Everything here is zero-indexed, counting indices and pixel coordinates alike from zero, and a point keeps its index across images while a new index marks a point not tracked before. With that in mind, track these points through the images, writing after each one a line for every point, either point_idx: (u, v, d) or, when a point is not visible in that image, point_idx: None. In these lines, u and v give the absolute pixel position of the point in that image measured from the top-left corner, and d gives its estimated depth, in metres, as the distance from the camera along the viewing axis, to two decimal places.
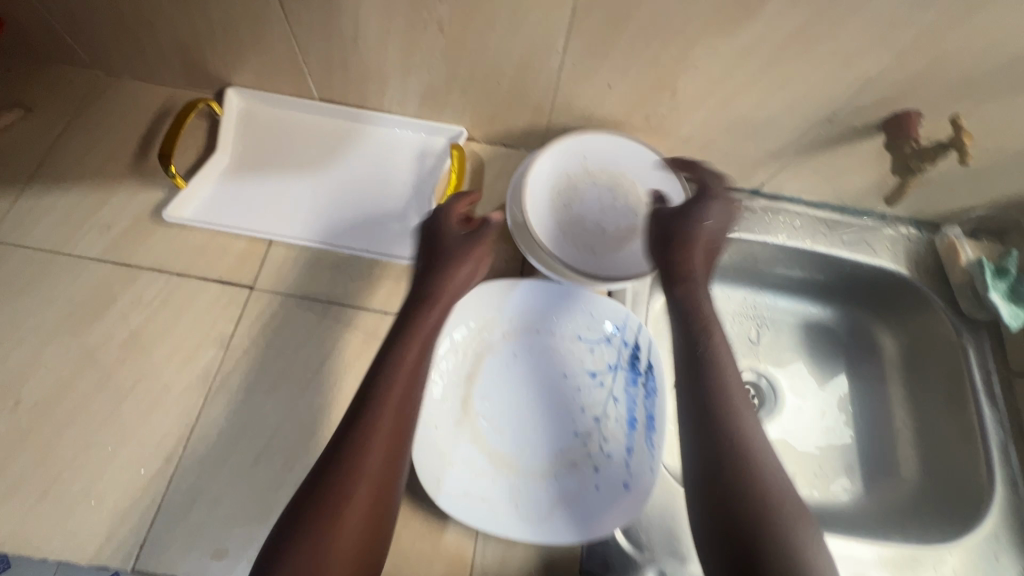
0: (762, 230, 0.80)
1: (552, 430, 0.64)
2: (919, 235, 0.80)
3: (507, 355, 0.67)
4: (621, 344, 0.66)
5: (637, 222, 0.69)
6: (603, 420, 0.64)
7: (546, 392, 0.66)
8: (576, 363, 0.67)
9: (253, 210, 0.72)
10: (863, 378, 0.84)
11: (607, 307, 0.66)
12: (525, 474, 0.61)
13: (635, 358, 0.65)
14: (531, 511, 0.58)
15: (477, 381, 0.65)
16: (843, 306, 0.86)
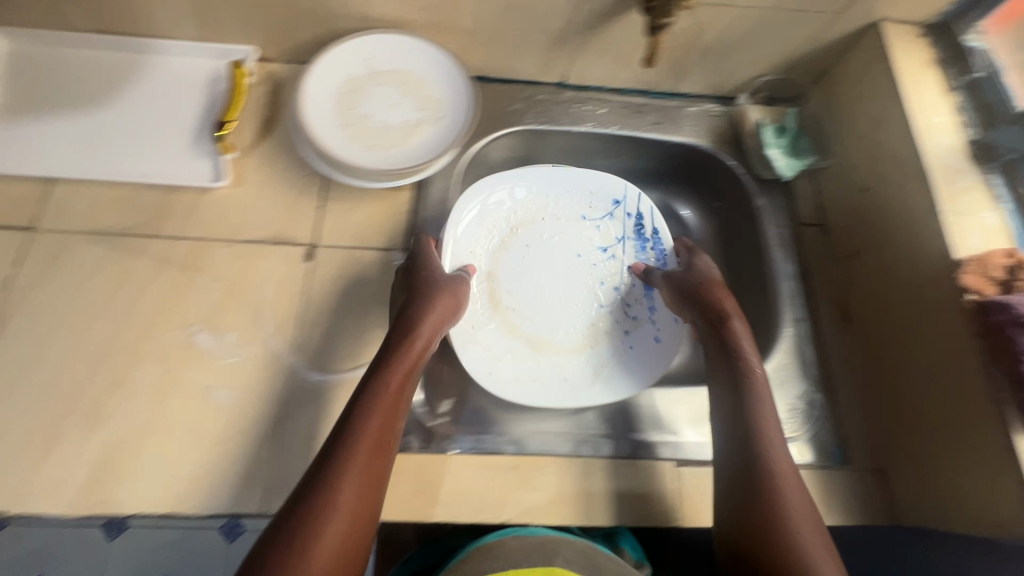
0: (568, 120, 0.82)
1: (583, 300, 0.77)
2: (720, 110, 0.84)
3: (520, 245, 0.78)
4: (624, 215, 0.81)
5: (426, 115, 0.69)
6: (622, 289, 0.78)
7: (569, 268, 0.78)
8: (587, 243, 0.80)
9: (22, 149, 0.68)
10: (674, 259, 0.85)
11: (608, 182, 0.80)
12: (564, 354, 0.73)
13: (640, 226, 0.80)
14: (579, 380, 0.71)
15: (499, 278, 0.76)
16: (666, 191, 0.89)
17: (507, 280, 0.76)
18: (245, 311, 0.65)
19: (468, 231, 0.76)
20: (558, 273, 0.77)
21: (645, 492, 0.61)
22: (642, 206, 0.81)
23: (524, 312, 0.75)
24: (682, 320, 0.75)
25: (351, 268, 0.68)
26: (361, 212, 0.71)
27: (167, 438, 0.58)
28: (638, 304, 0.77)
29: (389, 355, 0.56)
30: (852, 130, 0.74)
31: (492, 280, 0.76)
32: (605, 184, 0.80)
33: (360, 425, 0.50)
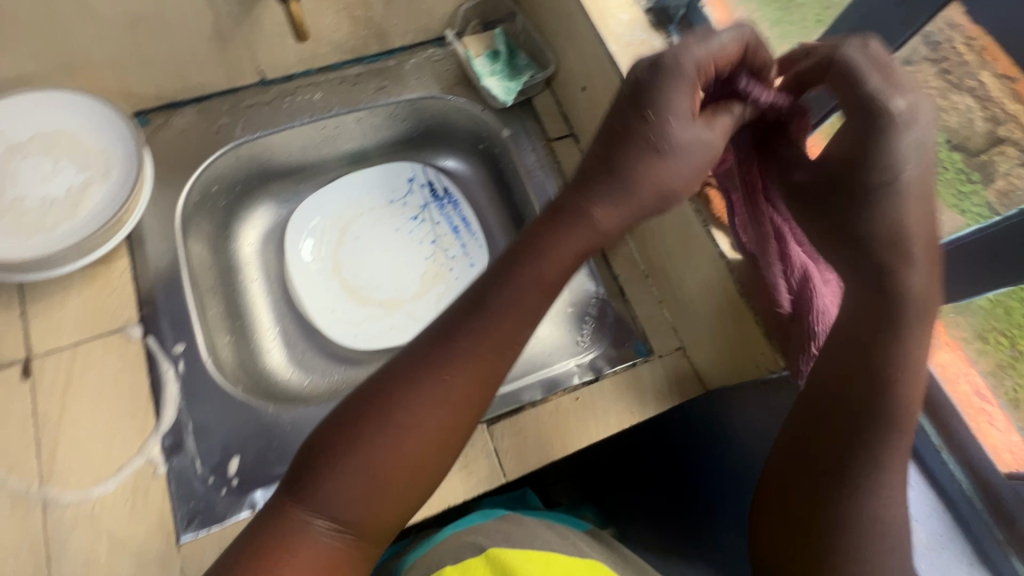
0: (284, 116, 0.75)
1: (408, 264, 0.82)
2: (441, 53, 0.80)
3: (350, 241, 0.81)
4: (420, 186, 0.85)
5: (91, 174, 0.62)
6: (436, 239, 0.83)
7: (390, 241, 0.82)
8: (399, 216, 0.84)
9: None
10: (445, 225, 0.84)
11: (397, 167, 0.85)
12: (407, 304, 0.79)
13: (433, 189, 0.85)
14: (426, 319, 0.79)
15: (342, 269, 0.80)
16: (425, 154, 0.87)
17: (349, 270, 0.80)
18: None
19: (295, 255, 0.79)
20: (377, 252, 0.82)
21: (464, 464, 0.60)
22: (430, 173, 0.86)
23: (369, 287, 0.79)
24: (478, 261, 0.82)
25: (78, 367, 0.60)
26: (70, 302, 0.62)
27: None
28: (453, 245, 0.83)
29: (542, 239, 0.44)
30: (557, 32, 0.72)
31: (340, 275, 0.80)
32: (394, 172, 0.85)
33: (453, 350, 0.43)
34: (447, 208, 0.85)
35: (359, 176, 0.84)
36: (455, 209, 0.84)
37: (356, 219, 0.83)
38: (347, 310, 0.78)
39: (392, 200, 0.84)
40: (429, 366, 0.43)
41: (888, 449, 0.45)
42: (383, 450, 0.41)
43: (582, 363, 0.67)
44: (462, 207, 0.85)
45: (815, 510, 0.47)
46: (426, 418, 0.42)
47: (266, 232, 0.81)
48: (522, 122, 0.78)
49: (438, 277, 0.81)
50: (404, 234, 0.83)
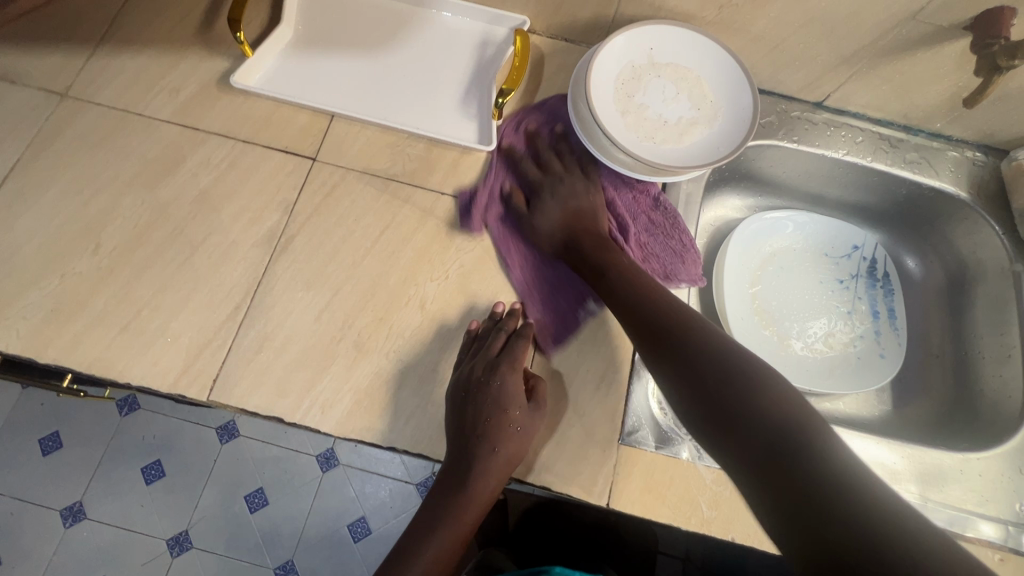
0: (822, 142, 0.78)
1: (819, 318, 0.83)
2: (985, 160, 0.78)
3: (775, 267, 0.85)
4: (861, 258, 0.86)
5: (700, 116, 0.68)
6: (852, 312, 0.83)
7: (811, 289, 0.85)
8: (828, 273, 0.86)
9: (311, 88, 0.72)
10: (867, 305, 0.84)
11: (851, 230, 0.86)
12: (802, 350, 0.81)
13: (873, 268, 0.85)
14: (816, 374, 0.80)
15: (761, 287, 0.84)
16: (882, 232, 0.87)
17: (764, 291, 0.84)
18: (497, 281, 0.66)
19: (735, 251, 0.84)
20: (796, 292, 0.84)
21: None
22: (879, 253, 0.86)
23: (777, 316, 0.83)
24: (889, 355, 0.81)
25: None
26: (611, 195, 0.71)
27: (422, 382, 0.61)
28: (865, 325, 0.83)
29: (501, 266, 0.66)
30: None
31: (756, 289, 0.84)
32: (846, 232, 0.86)
33: (483, 460, 0.57)
34: (875, 293, 0.84)
35: (812, 219, 0.87)
36: (887, 299, 0.84)
37: (791, 253, 0.86)
38: (753, 324, 0.81)
39: (826, 254, 0.86)
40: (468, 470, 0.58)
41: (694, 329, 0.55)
42: (428, 552, 0.57)
43: (1014, 528, 0.62)
44: (893, 300, 0.84)
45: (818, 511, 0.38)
46: (475, 501, 0.58)
47: (719, 218, 0.87)
48: None
49: (838, 344, 0.82)
50: (825, 292, 0.85)
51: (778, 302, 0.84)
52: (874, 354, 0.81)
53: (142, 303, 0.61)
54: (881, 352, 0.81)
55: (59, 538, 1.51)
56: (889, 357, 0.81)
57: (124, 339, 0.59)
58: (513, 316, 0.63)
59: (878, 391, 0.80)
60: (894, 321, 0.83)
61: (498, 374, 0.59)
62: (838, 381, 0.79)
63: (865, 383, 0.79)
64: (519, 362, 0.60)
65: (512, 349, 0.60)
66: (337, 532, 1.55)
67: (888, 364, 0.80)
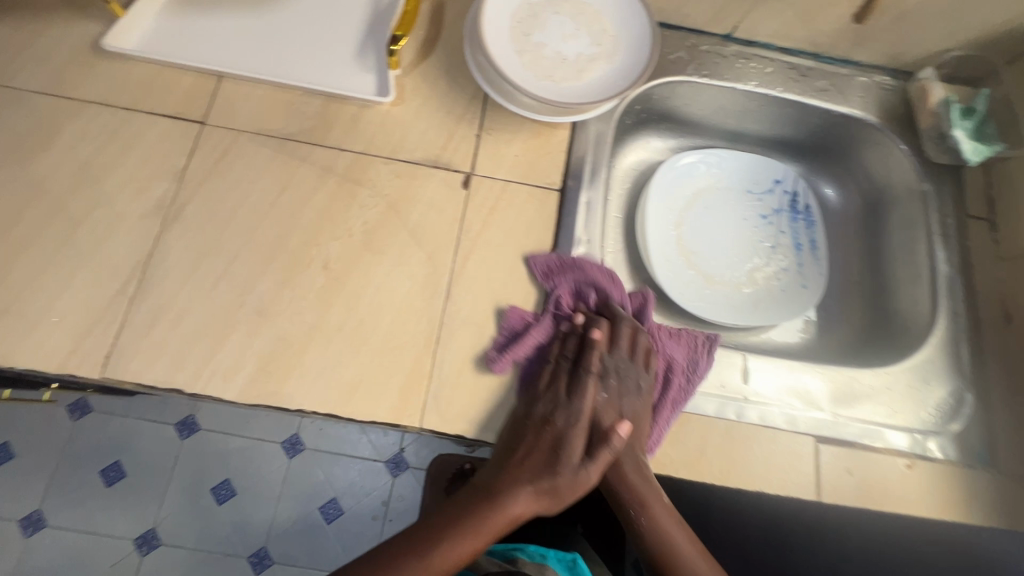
0: (732, 74, 0.78)
1: (743, 254, 0.84)
2: (892, 84, 0.79)
3: (698, 207, 0.85)
4: (782, 192, 0.86)
5: (601, 51, 0.66)
6: (776, 246, 0.84)
7: (734, 227, 0.85)
8: (751, 210, 0.86)
9: (193, 47, 0.68)
10: (790, 238, 0.85)
11: (771, 165, 0.87)
12: (727, 287, 0.82)
13: (795, 201, 0.86)
14: (742, 310, 0.81)
15: (685, 229, 0.84)
16: (801, 164, 0.88)
17: (688, 232, 0.84)
18: (404, 235, 0.64)
19: (656, 194, 0.83)
20: (719, 231, 0.85)
21: (787, 461, 0.61)
22: (799, 186, 0.87)
23: (702, 256, 0.83)
24: (811, 284, 0.82)
25: (508, 198, 0.67)
26: (519, 141, 0.69)
27: (330, 343, 0.59)
28: (788, 258, 0.84)
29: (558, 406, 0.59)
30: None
31: (680, 231, 0.84)
32: (766, 167, 0.87)
33: (505, 505, 0.56)
34: (797, 226, 0.85)
35: (732, 157, 0.87)
36: (809, 230, 0.85)
37: (713, 193, 0.86)
38: (677, 265, 0.82)
39: (748, 191, 0.87)
40: (490, 502, 0.57)
41: (651, 495, 0.59)
42: None
43: (921, 436, 0.64)
44: (815, 231, 0.85)
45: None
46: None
47: (641, 161, 0.86)
48: (945, 184, 0.75)
49: (762, 277, 0.83)
50: (748, 228, 0.85)
51: (702, 242, 0.84)
52: (797, 285, 0.82)
53: (23, 285, 0.58)
54: (804, 282, 0.82)
55: (20, 548, 1.48)
56: (811, 287, 0.82)
57: (6, 324, 0.56)
58: (543, 402, 0.59)
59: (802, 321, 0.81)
60: (815, 251, 0.84)
61: (515, 492, 0.57)
62: (763, 314, 0.80)
63: (788, 313, 0.80)
64: (529, 475, 0.57)
65: (534, 464, 0.57)
66: (309, 515, 1.55)
67: (810, 294, 0.81)
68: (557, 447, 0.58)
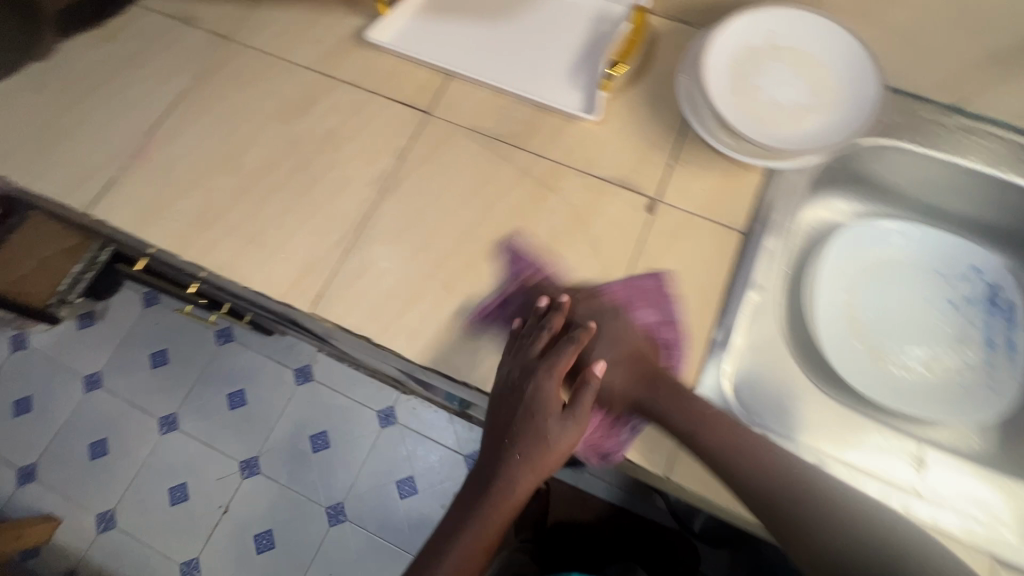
0: (952, 147, 0.72)
1: (919, 339, 0.77)
2: None
3: (878, 278, 0.80)
4: (981, 282, 0.79)
5: (818, 102, 0.66)
6: (964, 339, 0.76)
7: (915, 308, 0.79)
8: (939, 294, 0.79)
9: (435, 47, 0.77)
10: (982, 333, 0.77)
11: (973, 251, 0.79)
12: (897, 369, 0.76)
13: (995, 295, 0.78)
14: (913, 398, 0.74)
15: (860, 298, 0.79)
16: (1009, 258, 0.79)
17: (863, 302, 0.79)
18: (584, 244, 0.68)
19: (834, 255, 0.79)
20: (897, 308, 0.79)
21: None
22: (1004, 281, 0.78)
23: (873, 331, 0.77)
24: (1000, 390, 0.73)
25: (689, 230, 0.68)
26: (710, 176, 0.70)
27: (501, 328, 0.64)
28: (977, 355, 0.75)
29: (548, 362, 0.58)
30: None
31: (854, 299, 0.79)
32: (966, 252, 0.79)
33: (502, 492, 0.55)
34: (992, 321, 0.77)
35: (925, 234, 0.81)
36: (1007, 330, 0.76)
37: (898, 267, 0.80)
38: (845, 334, 0.77)
39: (939, 272, 0.80)
40: (488, 494, 0.55)
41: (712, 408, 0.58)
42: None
43: None
44: (1015, 332, 0.76)
45: (755, 496, 0.54)
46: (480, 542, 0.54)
47: (823, 219, 0.82)
48: None
49: (940, 368, 0.76)
50: (932, 312, 0.78)
51: (876, 315, 0.78)
52: (982, 385, 0.74)
53: (268, 221, 0.69)
54: (989, 384, 0.74)
55: (154, 442, 1.70)
56: (999, 391, 0.73)
57: (250, 250, 0.68)
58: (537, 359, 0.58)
59: (982, 427, 0.73)
60: (1012, 353, 0.75)
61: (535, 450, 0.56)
62: (934, 407, 0.73)
63: (962, 412, 0.73)
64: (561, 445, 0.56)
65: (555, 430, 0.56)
66: (387, 487, 1.63)
67: (995, 398, 0.73)
68: (529, 404, 0.57)
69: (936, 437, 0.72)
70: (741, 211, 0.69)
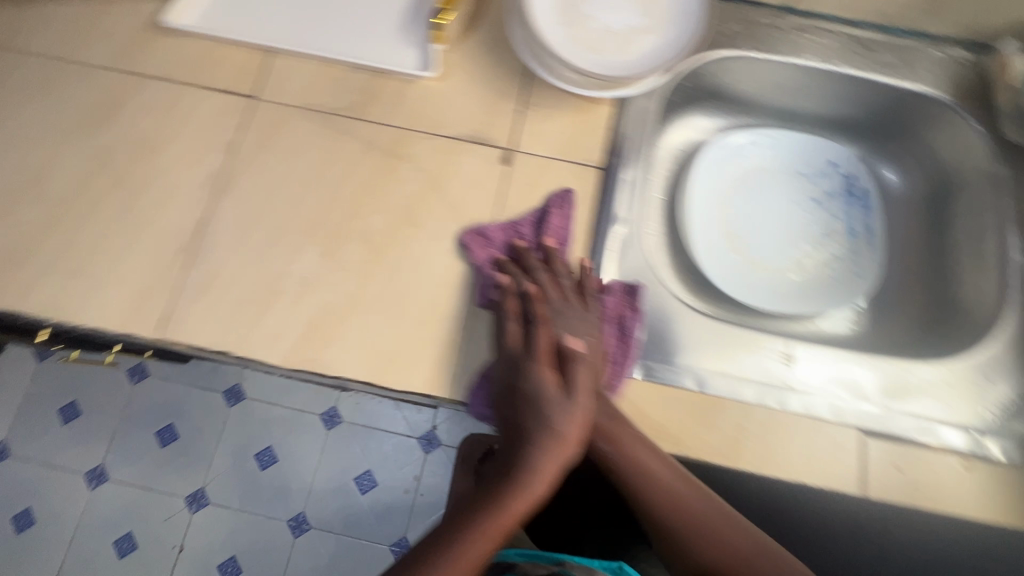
0: (789, 49, 0.74)
1: (790, 241, 0.80)
2: (970, 59, 0.73)
3: (746, 190, 0.82)
4: (838, 175, 0.82)
5: (648, 24, 0.64)
6: (829, 233, 0.80)
7: (783, 211, 0.82)
8: (802, 193, 0.82)
9: (248, 22, 0.70)
10: (844, 223, 0.81)
11: (828, 146, 0.83)
12: (771, 274, 0.79)
13: (851, 185, 0.82)
14: (789, 297, 0.78)
15: (731, 212, 0.81)
16: (859, 149, 0.83)
17: (733, 215, 0.81)
18: (445, 209, 0.65)
19: (702, 174, 0.81)
20: (767, 216, 0.81)
21: (829, 455, 0.58)
22: (858, 170, 0.82)
23: (749, 241, 0.80)
24: (864, 274, 0.78)
25: (548, 175, 0.67)
26: (561, 117, 0.69)
27: (369, 313, 0.61)
28: (842, 246, 0.80)
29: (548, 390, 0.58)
30: None
31: (727, 214, 0.81)
32: (821, 148, 0.82)
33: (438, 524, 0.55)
34: (851, 210, 0.81)
35: (783, 138, 0.83)
36: (864, 217, 0.80)
37: (763, 175, 0.83)
38: (720, 249, 0.79)
39: (799, 172, 0.83)
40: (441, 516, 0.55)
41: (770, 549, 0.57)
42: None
43: (980, 435, 0.60)
44: (871, 217, 0.80)
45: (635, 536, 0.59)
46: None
47: (688, 138, 0.83)
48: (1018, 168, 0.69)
49: (809, 264, 0.79)
50: (797, 212, 0.82)
51: (747, 225, 0.81)
52: (849, 272, 0.78)
53: (90, 247, 0.61)
54: (853, 270, 0.79)
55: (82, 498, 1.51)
56: (863, 274, 0.78)
57: (75, 283, 0.60)
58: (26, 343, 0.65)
59: (849, 312, 0.77)
60: (869, 237, 0.79)
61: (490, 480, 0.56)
62: (808, 301, 0.77)
63: (832, 301, 0.77)
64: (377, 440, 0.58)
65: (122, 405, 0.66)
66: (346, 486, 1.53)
67: (860, 282, 0.78)
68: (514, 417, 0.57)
69: (811, 330, 0.76)
70: (597, 148, 0.68)
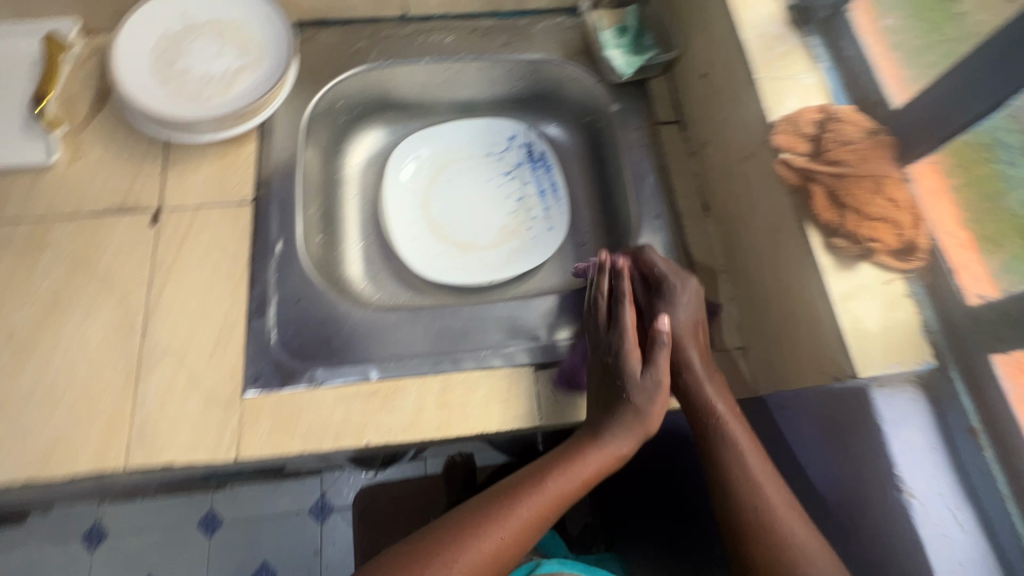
0: (414, 51, 0.81)
1: (490, 216, 0.86)
2: (570, 22, 0.83)
3: (438, 181, 0.87)
4: (518, 146, 0.89)
5: (246, 61, 0.71)
6: (521, 198, 0.87)
7: (477, 190, 0.87)
8: (491, 170, 0.88)
9: None
10: (533, 185, 0.87)
11: (501, 123, 0.89)
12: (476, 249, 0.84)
13: (530, 151, 0.88)
14: (496, 265, 0.82)
15: (427, 205, 0.85)
16: (532, 119, 0.91)
17: (430, 207, 0.85)
18: (95, 284, 0.64)
19: (390, 179, 0.85)
20: (463, 199, 0.87)
21: (504, 401, 0.62)
22: (532, 136, 0.89)
23: (452, 227, 0.84)
24: (557, 225, 0.84)
25: (200, 223, 0.68)
26: (204, 166, 0.71)
27: (21, 411, 0.59)
28: (536, 207, 0.86)
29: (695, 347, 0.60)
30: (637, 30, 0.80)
31: (426, 208, 0.85)
32: (496, 127, 0.89)
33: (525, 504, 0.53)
34: (536, 172, 0.88)
35: (461, 126, 0.89)
36: (546, 175, 0.87)
37: (452, 164, 0.88)
38: (423, 242, 0.83)
39: (484, 151, 0.89)
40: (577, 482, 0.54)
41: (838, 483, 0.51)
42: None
43: None
44: (553, 174, 0.87)
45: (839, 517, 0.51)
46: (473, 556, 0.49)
47: (372, 152, 0.87)
48: (627, 101, 0.79)
49: (510, 230, 0.85)
50: (489, 187, 0.87)
51: (445, 212, 0.85)
52: (544, 227, 0.85)
53: None
54: (548, 224, 0.85)
55: None
56: (557, 225, 0.84)
57: None
58: None
59: (555, 261, 0.83)
60: (555, 192, 0.86)
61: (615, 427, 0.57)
62: (514, 263, 0.82)
63: (534, 256, 0.82)
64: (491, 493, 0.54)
65: None
66: None
67: (556, 232, 0.84)
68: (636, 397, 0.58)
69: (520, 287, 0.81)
70: (245, 185, 0.70)
